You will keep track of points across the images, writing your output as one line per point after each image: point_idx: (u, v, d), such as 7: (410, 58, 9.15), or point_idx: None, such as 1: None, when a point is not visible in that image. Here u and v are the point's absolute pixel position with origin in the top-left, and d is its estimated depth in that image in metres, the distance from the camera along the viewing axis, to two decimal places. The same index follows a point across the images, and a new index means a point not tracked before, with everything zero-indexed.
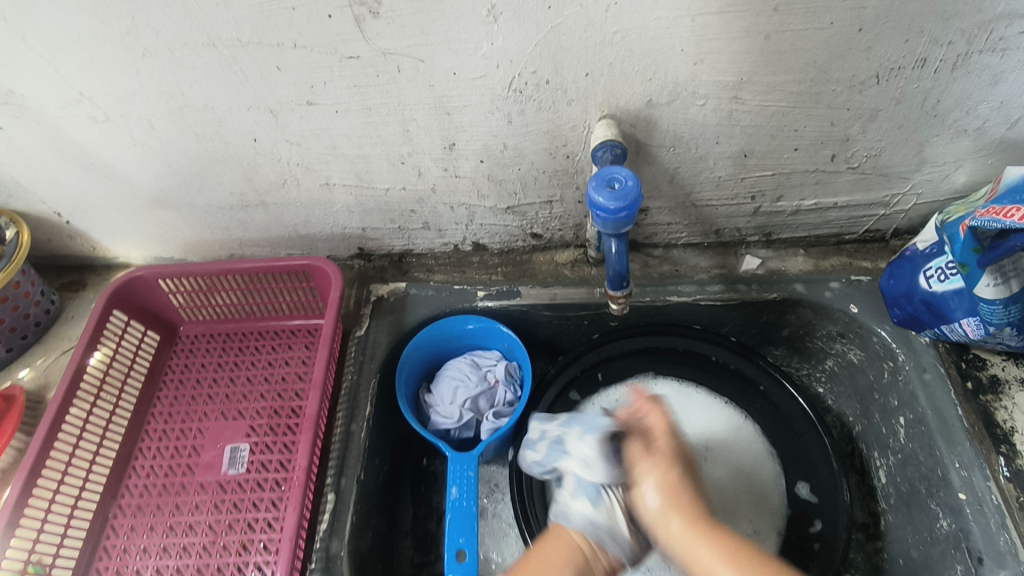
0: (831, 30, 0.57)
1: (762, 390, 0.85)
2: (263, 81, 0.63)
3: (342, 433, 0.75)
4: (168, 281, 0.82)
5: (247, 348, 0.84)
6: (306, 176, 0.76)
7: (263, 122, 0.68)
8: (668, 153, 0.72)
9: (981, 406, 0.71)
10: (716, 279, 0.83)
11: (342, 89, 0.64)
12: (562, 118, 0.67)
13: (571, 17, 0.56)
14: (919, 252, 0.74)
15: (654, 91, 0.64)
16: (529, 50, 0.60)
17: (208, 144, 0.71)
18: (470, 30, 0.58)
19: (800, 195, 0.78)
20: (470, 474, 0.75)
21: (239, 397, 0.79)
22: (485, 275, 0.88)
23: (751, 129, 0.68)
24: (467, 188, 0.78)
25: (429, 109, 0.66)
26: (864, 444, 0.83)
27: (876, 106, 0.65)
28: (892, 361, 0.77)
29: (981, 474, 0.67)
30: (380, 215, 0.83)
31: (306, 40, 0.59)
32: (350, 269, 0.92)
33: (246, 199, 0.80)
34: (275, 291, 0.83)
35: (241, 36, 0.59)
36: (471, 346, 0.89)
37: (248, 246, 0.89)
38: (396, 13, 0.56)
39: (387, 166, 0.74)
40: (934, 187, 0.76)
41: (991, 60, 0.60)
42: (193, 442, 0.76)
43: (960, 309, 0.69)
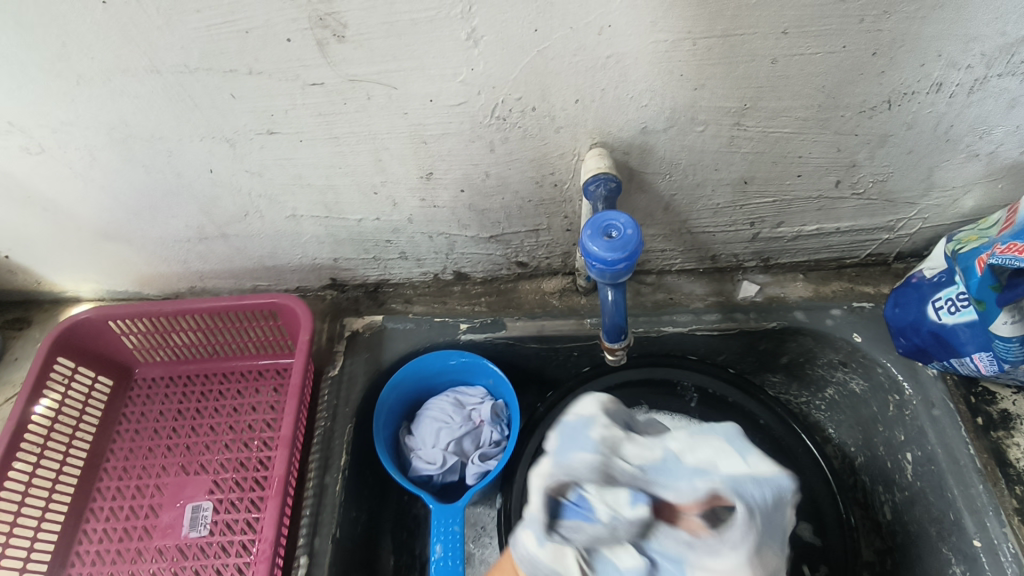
0: (842, 54, 0.53)
1: (762, 424, 0.82)
2: (217, 109, 0.57)
3: (315, 488, 0.69)
4: (119, 322, 0.74)
5: (210, 392, 0.78)
6: (269, 208, 0.69)
7: (219, 153, 0.62)
8: (664, 180, 0.66)
9: (992, 444, 0.68)
10: (713, 308, 0.78)
11: (306, 118, 0.58)
12: (549, 146, 0.62)
13: (560, 41, 0.51)
14: (926, 280, 0.70)
15: (650, 117, 0.58)
16: (514, 75, 0.54)
17: (158, 175, 0.64)
18: (447, 55, 0.52)
19: (802, 221, 0.74)
20: (456, 529, 0.69)
21: (201, 449, 0.73)
22: (467, 306, 0.82)
23: (753, 156, 0.63)
24: (447, 218, 0.72)
25: (404, 138, 0.60)
26: (867, 476, 0.80)
27: (886, 131, 0.61)
28: (898, 394, 0.73)
29: (995, 519, 0.63)
30: (353, 246, 0.76)
31: (263, 66, 0.52)
32: (322, 300, 0.86)
33: (205, 231, 0.73)
34: (239, 330, 0.77)
35: (188, 62, 0.52)
36: (454, 381, 0.84)
37: (209, 278, 0.82)
38: (365, 37, 0.50)
39: (359, 196, 0.68)
40: (941, 211, 0.72)
41: (1010, 84, 0.56)
42: (150, 501, 0.70)
43: (971, 343, 0.65)
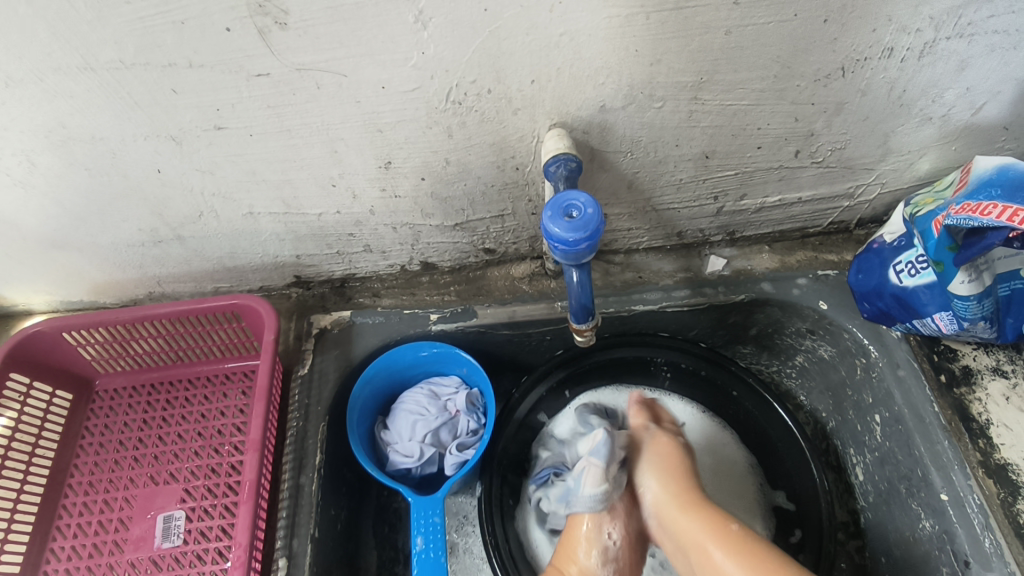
0: (795, 23, 0.52)
1: (734, 395, 0.84)
2: (158, 106, 0.54)
3: (291, 489, 0.67)
4: (75, 333, 0.72)
5: (176, 400, 0.75)
6: (224, 207, 0.67)
7: (165, 152, 0.59)
8: (626, 159, 0.66)
9: (955, 400, 0.69)
10: (682, 284, 0.79)
11: (254, 111, 0.56)
12: (508, 129, 0.61)
13: (511, 19, 0.50)
14: (887, 244, 0.71)
15: (608, 95, 0.58)
16: (467, 57, 0.52)
17: (103, 178, 0.62)
18: (397, 39, 0.50)
19: (764, 192, 0.74)
20: (436, 520, 0.69)
21: (170, 457, 0.71)
22: (437, 296, 0.81)
23: (712, 130, 0.63)
24: (409, 208, 0.70)
25: (358, 128, 0.59)
26: (839, 440, 0.82)
27: (841, 99, 0.61)
28: (864, 357, 0.75)
29: (961, 473, 0.65)
30: (315, 241, 0.74)
31: (203, 58, 0.50)
32: (287, 298, 0.84)
33: (159, 234, 0.70)
34: (203, 334, 0.75)
35: (123, 57, 0.50)
36: (427, 373, 0.83)
37: (168, 282, 0.79)
38: (309, 23, 0.48)
39: (317, 190, 0.66)
40: (898, 176, 0.73)
41: (958, 46, 0.57)
42: (119, 514, 0.68)
43: (931, 304, 0.67)
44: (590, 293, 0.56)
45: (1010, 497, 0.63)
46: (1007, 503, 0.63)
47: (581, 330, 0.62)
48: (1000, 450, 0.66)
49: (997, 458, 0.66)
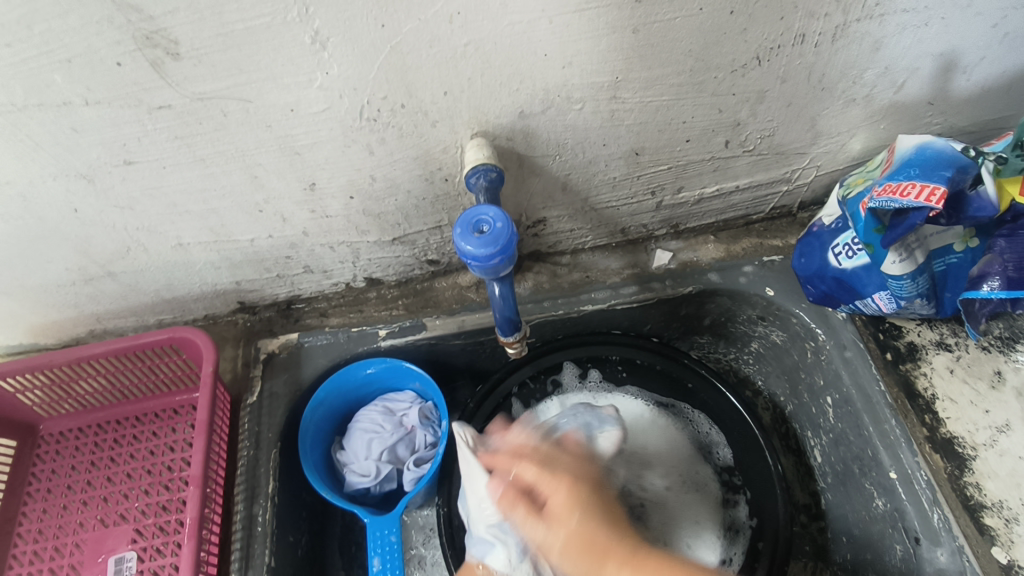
0: (701, 16, 0.52)
1: (691, 387, 0.83)
2: (61, 146, 0.53)
3: (244, 519, 0.67)
4: (11, 379, 0.70)
5: (124, 438, 0.74)
6: (152, 240, 0.66)
7: (79, 191, 0.58)
8: (555, 162, 0.66)
9: (902, 376, 0.70)
10: (629, 281, 0.79)
11: (163, 143, 0.54)
12: (430, 142, 0.60)
13: (411, 33, 0.49)
14: (826, 227, 0.71)
15: (524, 101, 0.57)
16: (373, 74, 0.51)
17: (19, 222, 0.60)
18: (297, 61, 0.49)
19: (701, 184, 0.74)
20: (392, 539, 0.70)
21: (119, 498, 0.70)
22: (385, 311, 0.80)
23: (637, 127, 0.63)
24: (344, 226, 0.69)
25: (274, 151, 0.57)
26: (797, 423, 0.82)
27: (761, 88, 0.61)
28: (813, 341, 0.75)
29: (909, 450, 0.66)
30: (253, 266, 0.73)
31: (98, 94, 0.49)
32: (234, 325, 0.82)
33: (88, 272, 0.69)
34: (145, 369, 0.73)
35: (14, 100, 0.48)
36: (382, 389, 0.82)
37: (107, 319, 0.78)
38: (201, 51, 0.47)
39: (243, 216, 0.65)
40: (833, 158, 0.73)
41: (870, 28, 0.56)
42: (70, 560, 0.67)
43: (870, 284, 0.67)
44: (514, 308, 0.59)
45: (957, 470, 0.64)
46: (955, 476, 0.64)
47: (509, 341, 0.65)
48: (946, 424, 0.67)
49: (944, 432, 0.66)
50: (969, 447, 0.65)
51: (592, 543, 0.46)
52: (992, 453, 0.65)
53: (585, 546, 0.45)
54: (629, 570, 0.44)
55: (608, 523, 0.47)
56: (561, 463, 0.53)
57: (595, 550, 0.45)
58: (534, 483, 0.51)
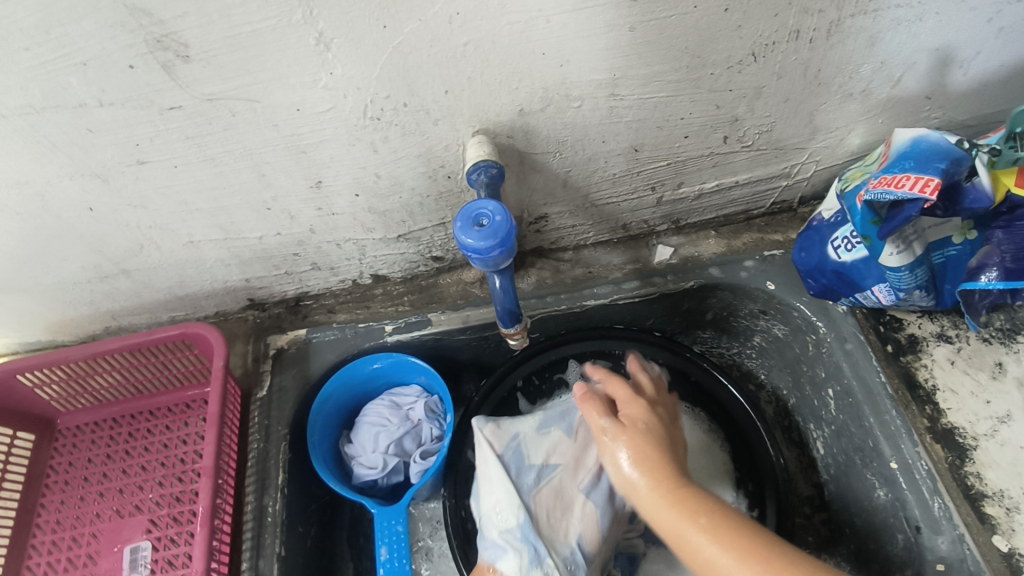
0: (697, 14, 0.53)
1: (694, 380, 0.83)
2: (76, 146, 0.55)
3: (255, 511, 0.68)
4: (30, 374, 0.72)
5: (139, 431, 0.76)
6: (164, 238, 0.68)
7: (94, 190, 0.60)
8: (555, 159, 0.67)
9: (902, 368, 0.70)
10: (631, 276, 0.80)
11: (174, 143, 0.56)
12: (432, 140, 0.61)
13: (412, 34, 0.50)
14: (825, 221, 0.71)
15: (524, 99, 0.58)
16: (376, 74, 0.53)
17: (36, 221, 0.62)
18: (302, 62, 0.51)
19: (701, 179, 0.75)
20: (400, 529, 0.72)
21: (134, 489, 0.72)
22: (391, 307, 0.82)
23: (636, 123, 0.64)
24: (350, 224, 0.71)
25: (281, 150, 0.59)
26: (800, 416, 0.82)
27: (758, 83, 0.62)
28: (814, 334, 0.75)
29: (909, 440, 0.66)
30: (262, 264, 0.75)
31: (112, 96, 0.51)
32: (244, 322, 0.84)
33: (103, 269, 0.71)
34: (159, 364, 0.76)
35: (31, 102, 0.50)
36: (389, 383, 0.84)
37: (121, 316, 0.80)
38: (210, 53, 0.48)
39: (252, 214, 0.67)
40: (832, 152, 0.74)
41: (865, 22, 0.57)
42: (87, 549, 0.69)
43: (869, 277, 0.67)
44: (514, 300, 0.61)
45: (958, 461, 0.65)
46: (955, 466, 0.65)
47: (511, 332, 0.67)
48: (946, 415, 0.67)
49: (944, 423, 0.67)
50: (969, 437, 0.65)
51: (683, 507, 0.53)
52: (992, 443, 0.65)
53: (672, 504, 0.54)
54: (715, 539, 0.51)
55: (676, 478, 0.56)
56: (637, 438, 0.60)
57: (675, 500, 0.54)
58: (613, 452, 0.60)
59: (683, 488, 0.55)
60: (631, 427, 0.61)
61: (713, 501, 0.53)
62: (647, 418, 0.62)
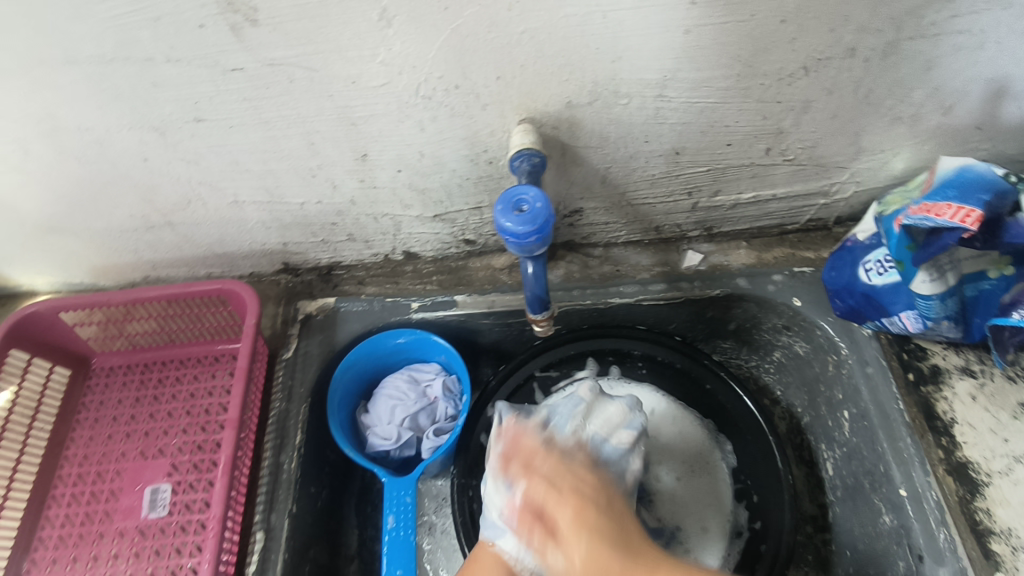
0: (753, 22, 0.53)
1: (708, 388, 0.84)
2: (141, 98, 0.57)
3: (271, 467, 0.71)
4: (72, 313, 0.76)
5: (167, 379, 0.79)
6: (211, 195, 0.70)
7: (151, 142, 0.62)
8: (596, 154, 0.68)
9: (922, 398, 0.70)
10: (658, 278, 0.80)
11: (232, 104, 0.58)
12: (479, 124, 0.62)
13: (472, 17, 0.51)
14: (859, 243, 0.71)
15: (573, 92, 0.59)
16: (432, 54, 0.54)
17: (94, 166, 0.65)
18: (363, 36, 0.52)
19: (738, 189, 0.75)
20: (408, 499, 0.73)
21: (159, 433, 0.75)
22: (419, 285, 0.84)
23: (680, 127, 0.65)
24: (389, 199, 0.73)
25: (333, 120, 0.61)
26: (813, 435, 0.82)
27: (807, 98, 0.62)
28: (835, 354, 0.75)
29: (920, 469, 0.66)
30: (300, 230, 0.77)
31: (180, 53, 0.53)
32: (276, 285, 0.87)
33: (150, 220, 0.74)
34: (193, 316, 0.78)
35: (104, 51, 0.52)
36: (409, 359, 0.86)
37: (162, 267, 0.83)
38: (277, 19, 0.50)
39: (297, 180, 0.69)
40: (874, 175, 0.74)
41: (923, 46, 0.57)
42: (110, 485, 0.72)
43: (899, 302, 0.67)
44: (544, 286, 0.63)
45: (969, 495, 0.64)
46: (965, 501, 0.64)
47: (537, 318, 0.69)
48: (962, 448, 0.66)
49: (959, 456, 0.66)
50: (983, 473, 0.65)
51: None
52: (1006, 481, 0.64)
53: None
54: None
55: (615, 547, 0.47)
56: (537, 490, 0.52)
57: (621, 553, 0.47)
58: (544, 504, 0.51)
59: (621, 555, 0.47)
60: (572, 494, 0.50)
61: (649, 559, 0.47)
62: (563, 467, 0.53)
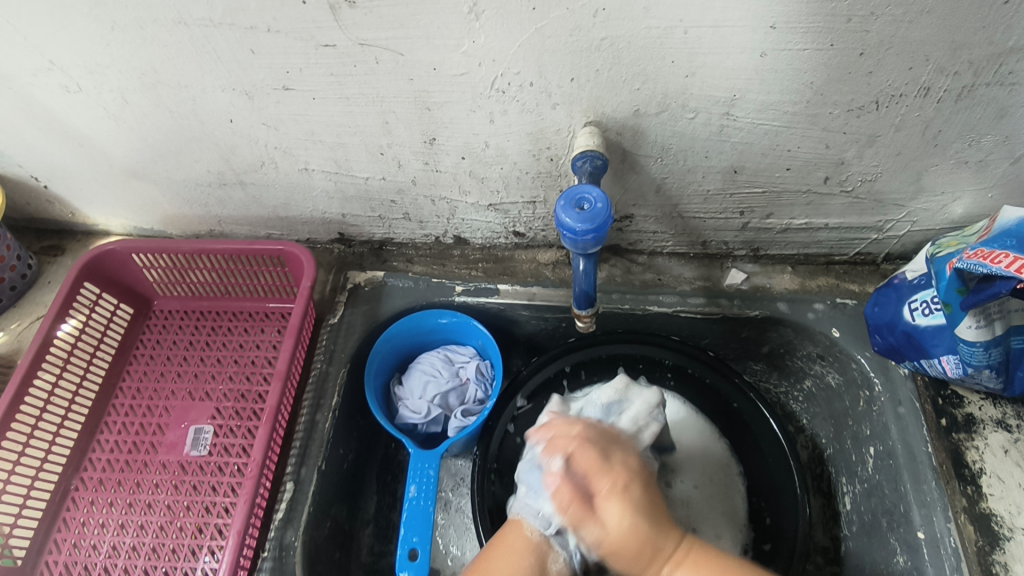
0: (830, 52, 0.54)
1: (735, 407, 0.84)
2: (237, 63, 0.61)
3: (307, 424, 0.74)
4: (142, 256, 0.81)
5: (219, 328, 0.84)
6: (284, 160, 0.74)
7: (238, 104, 0.66)
8: (656, 163, 0.69)
9: (952, 445, 0.70)
10: (698, 292, 0.81)
11: (318, 77, 0.62)
12: (546, 122, 0.65)
13: (556, 20, 0.54)
14: (907, 281, 0.71)
15: (642, 101, 0.61)
16: (513, 50, 0.57)
17: (183, 121, 0.69)
18: (450, 27, 0.55)
19: (791, 214, 0.76)
20: (430, 473, 0.76)
21: (208, 377, 0.79)
22: (465, 270, 0.86)
23: (742, 146, 0.66)
24: (448, 183, 0.76)
25: (409, 103, 0.64)
26: (833, 467, 0.81)
27: (873, 132, 0.62)
28: (868, 389, 0.75)
29: (942, 515, 0.66)
30: (361, 204, 0.81)
31: (280, 25, 0.56)
32: (330, 253, 0.91)
33: (224, 177, 0.78)
34: (250, 273, 0.83)
35: (212, 16, 0.56)
36: (446, 340, 0.89)
37: (227, 223, 0.88)
38: (374, 3, 0.53)
39: (366, 156, 0.72)
40: (930, 217, 0.73)
41: (999, 94, 0.57)
42: (158, 420, 0.77)
43: (940, 346, 0.67)
44: (593, 283, 0.66)
45: (988, 547, 0.64)
46: (983, 552, 0.64)
47: (581, 314, 0.72)
48: (988, 500, 0.66)
49: (983, 507, 0.66)
50: (1006, 527, 0.65)
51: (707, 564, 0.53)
52: None
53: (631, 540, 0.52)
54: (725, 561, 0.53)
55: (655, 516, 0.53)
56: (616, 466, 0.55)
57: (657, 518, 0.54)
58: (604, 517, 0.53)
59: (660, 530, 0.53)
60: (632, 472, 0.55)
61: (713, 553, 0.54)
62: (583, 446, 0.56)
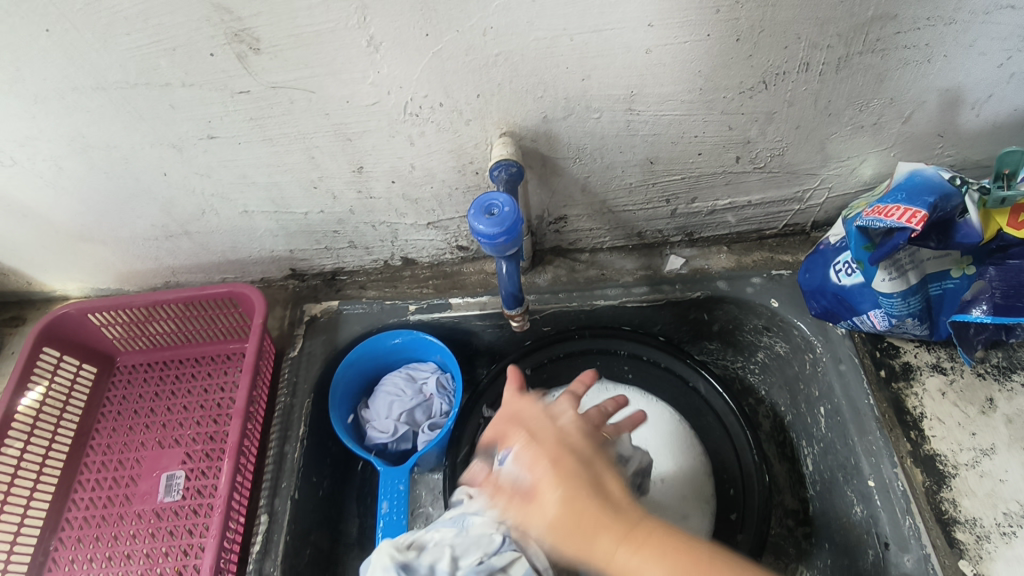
0: (710, 41, 0.58)
1: (692, 386, 0.87)
2: (160, 119, 0.64)
3: (276, 455, 0.76)
4: (98, 315, 0.83)
5: (183, 375, 0.86)
6: (223, 206, 0.77)
7: (169, 158, 0.69)
8: (575, 164, 0.73)
9: (892, 394, 0.73)
10: (641, 281, 0.84)
11: (240, 123, 0.65)
12: (463, 138, 0.68)
13: (450, 43, 0.57)
14: (830, 246, 0.74)
15: (548, 107, 0.64)
16: (417, 75, 0.60)
17: (119, 180, 0.72)
18: (353, 61, 0.58)
19: (714, 196, 0.79)
20: (401, 488, 0.79)
21: (175, 425, 0.81)
22: (416, 289, 0.89)
23: (652, 138, 0.69)
24: (385, 208, 0.79)
25: (330, 136, 0.67)
26: (794, 432, 0.84)
27: (770, 109, 0.66)
28: (812, 352, 0.78)
29: (888, 461, 0.69)
30: (305, 237, 0.84)
31: (193, 78, 0.59)
32: (285, 289, 0.94)
33: (169, 229, 0.81)
34: (207, 318, 0.85)
35: (128, 78, 0.59)
36: (407, 359, 0.91)
37: (180, 272, 0.90)
38: (277, 48, 0.56)
39: (301, 191, 0.75)
40: (843, 181, 0.77)
41: (873, 61, 0.61)
42: (130, 471, 0.79)
43: (865, 302, 0.70)
44: (516, 283, 0.70)
45: (935, 486, 0.68)
46: (931, 491, 0.68)
47: (512, 313, 0.75)
48: (930, 442, 0.70)
49: (927, 449, 0.70)
50: (950, 465, 0.68)
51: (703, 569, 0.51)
52: (972, 473, 0.68)
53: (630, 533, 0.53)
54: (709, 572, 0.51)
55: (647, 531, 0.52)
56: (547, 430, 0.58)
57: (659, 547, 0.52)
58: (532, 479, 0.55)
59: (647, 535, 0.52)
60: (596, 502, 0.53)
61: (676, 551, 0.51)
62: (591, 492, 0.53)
